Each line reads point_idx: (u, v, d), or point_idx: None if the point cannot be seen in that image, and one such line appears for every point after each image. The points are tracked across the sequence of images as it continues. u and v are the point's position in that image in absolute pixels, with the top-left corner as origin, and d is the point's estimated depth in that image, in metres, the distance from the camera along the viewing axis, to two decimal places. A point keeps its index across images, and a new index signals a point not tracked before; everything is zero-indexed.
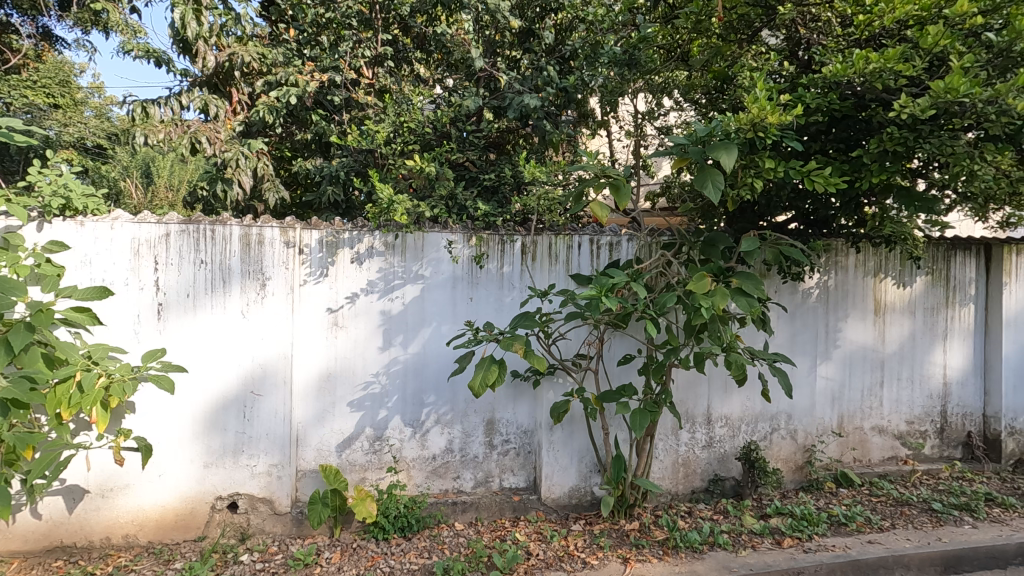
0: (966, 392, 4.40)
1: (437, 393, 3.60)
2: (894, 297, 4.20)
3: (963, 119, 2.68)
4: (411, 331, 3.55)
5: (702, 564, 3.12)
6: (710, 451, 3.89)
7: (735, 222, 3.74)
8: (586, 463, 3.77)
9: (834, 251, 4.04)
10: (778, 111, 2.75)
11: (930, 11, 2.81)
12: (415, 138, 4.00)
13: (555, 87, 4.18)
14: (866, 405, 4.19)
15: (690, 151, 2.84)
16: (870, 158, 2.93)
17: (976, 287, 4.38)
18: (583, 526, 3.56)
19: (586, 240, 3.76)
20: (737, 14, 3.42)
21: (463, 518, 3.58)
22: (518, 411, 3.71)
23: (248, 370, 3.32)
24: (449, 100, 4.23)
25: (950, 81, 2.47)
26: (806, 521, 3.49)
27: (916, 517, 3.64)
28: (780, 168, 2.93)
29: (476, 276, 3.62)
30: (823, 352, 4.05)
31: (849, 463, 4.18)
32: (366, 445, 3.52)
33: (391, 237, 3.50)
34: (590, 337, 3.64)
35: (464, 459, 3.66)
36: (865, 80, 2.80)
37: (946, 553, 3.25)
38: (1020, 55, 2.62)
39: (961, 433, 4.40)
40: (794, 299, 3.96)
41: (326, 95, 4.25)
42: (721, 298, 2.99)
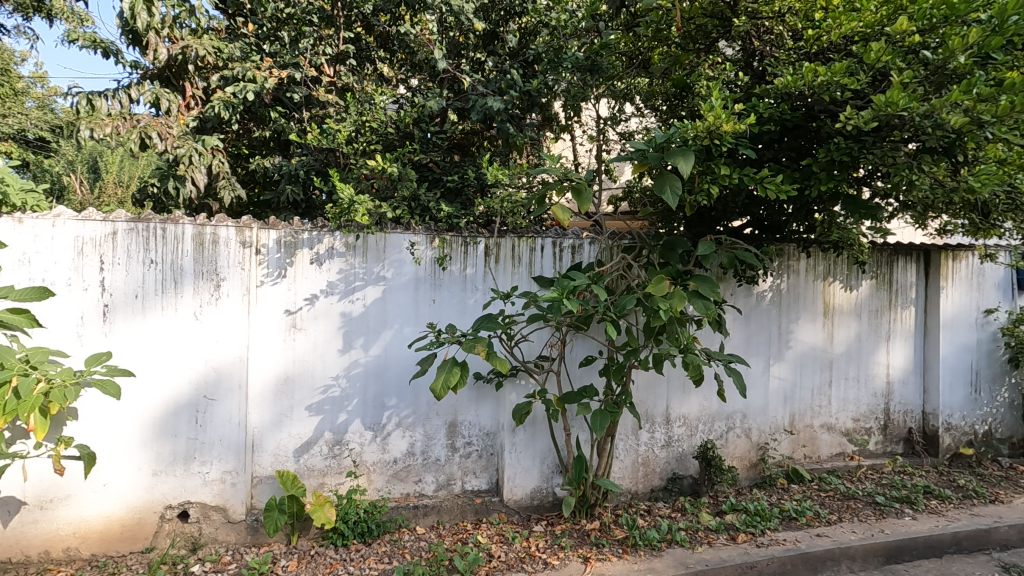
0: (908, 391, 4.63)
1: (399, 395, 3.56)
2: (843, 300, 4.39)
3: (903, 132, 2.81)
4: (372, 333, 3.51)
5: (660, 561, 3.18)
6: (669, 451, 3.98)
7: (693, 226, 3.83)
8: (548, 464, 3.81)
9: (787, 256, 4.20)
10: (733, 119, 2.82)
11: (872, 28, 2.96)
12: (377, 137, 3.95)
13: (518, 89, 4.15)
14: (816, 404, 4.36)
15: (649, 158, 2.94)
16: (819, 167, 3.07)
17: (916, 291, 4.62)
18: (544, 527, 3.58)
19: (548, 242, 3.79)
20: (695, 24, 3.51)
21: (424, 522, 3.55)
22: (481, 413, 3.71)
23: (201, 374, 3.21)
24: (413, 100, 4.21)
25: (891, 95, 2.60)
26: (758, 517, 3.61)
27: (861, 510, 3.80)
28: (734, 175, 3.03)
29: (439, 278, 3.60)
30: (776, 352, 4.19)
31: (801, 460, 4.33)
32: (324, 449, 3.45)
33: (351, 237, 3.45)
34: (552, 339, 3.66)
35: (425, 462, 3.63)
36: (814, 92, 2.92)
37: (888, 545, 3.41)
38: (954, 72, 2.76)
39: (903, 429, 4.62)
40: (749, 302, 4.09)
41: (285, 92, 4.15)
42: (679, 301, 3.05)
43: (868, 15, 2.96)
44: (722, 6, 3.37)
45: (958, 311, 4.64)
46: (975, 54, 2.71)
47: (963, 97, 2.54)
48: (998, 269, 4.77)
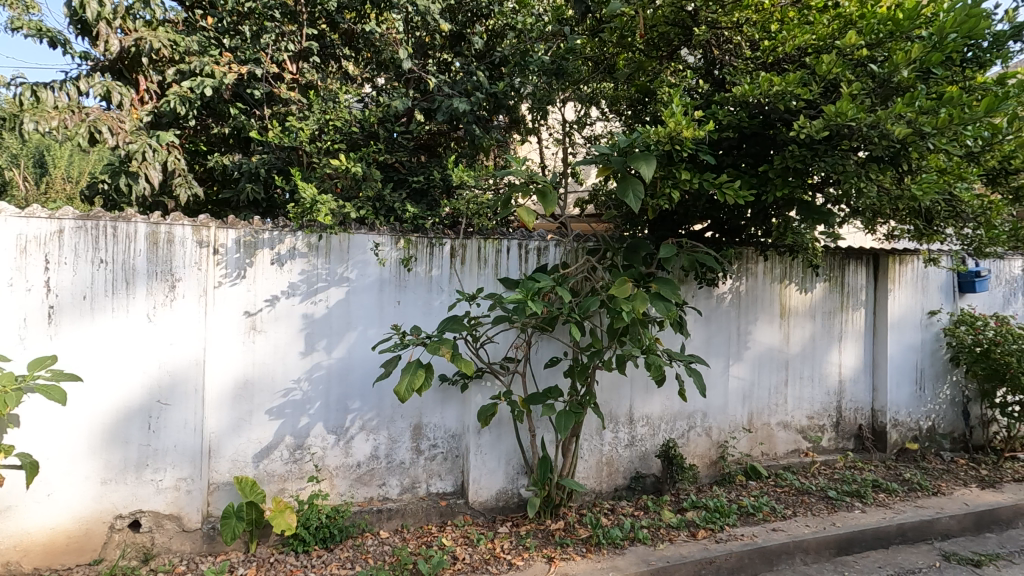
0: (858, 389, 4.83)
1: (362, 398, 3.52)
2: (798, 302, 4.55)
3: (852, 141, 2.92)
4: (335, 335, 3.45)
5: (623, 559, 3.23)
6: (632, 450, 4.04)
7: (656, 229, 3.90)
8: (513, 465, 3.82)
9: (746, 259, 4.32)
10: (692, 125, 2.89)
11: (825, 41, 3.11)
12: (341, 137, 3.91)
13: (484, 91, 4.13)
14: (773, 402, 4.50)
15: (613, 161, 3.00)
16: (774, 173, 3.18)
17: (866, 293, 4.83)
18: (509, 528, 3.59)
19: (514, 244, 3.81)
20: (657, 32, 3.58)
21: (388, 526, 3.51)
22: (446, 415, 3.69)
23: (154, 378, 3.10)
24: (378, 99, 4.18)
25: (840, 105, 2.71)
26: (718, 513, 3.71)
27: (814, 504, 3.95)
28: (695, 180, 3.11)
29: (404, 279, 3.57)
30: (735, 353, 4.32)
31: (758, 457, 4.47)
32: (285, 454, 3.38)
33: (314, 237, 3.39)
34: (517, 341, 3.68)
35: (389, 465, 3.59)
36: (770, 101, 3.02)
37: (839, 537, 3.54)
38: (898, 85, 2.88)
39: (854, 426, 4.82)
40: (709, 304, 4.20)
41: (245, 88, 4.04)
42: (642, 302, 3.10)
43: (821, 28, 3.11)
44: (683, 15, 3.45)
45: (904, 312, 4.87)
46: (918, 68, 2.83)
47: (906, 109, 2.67)
48: (941, 272, 5.03)
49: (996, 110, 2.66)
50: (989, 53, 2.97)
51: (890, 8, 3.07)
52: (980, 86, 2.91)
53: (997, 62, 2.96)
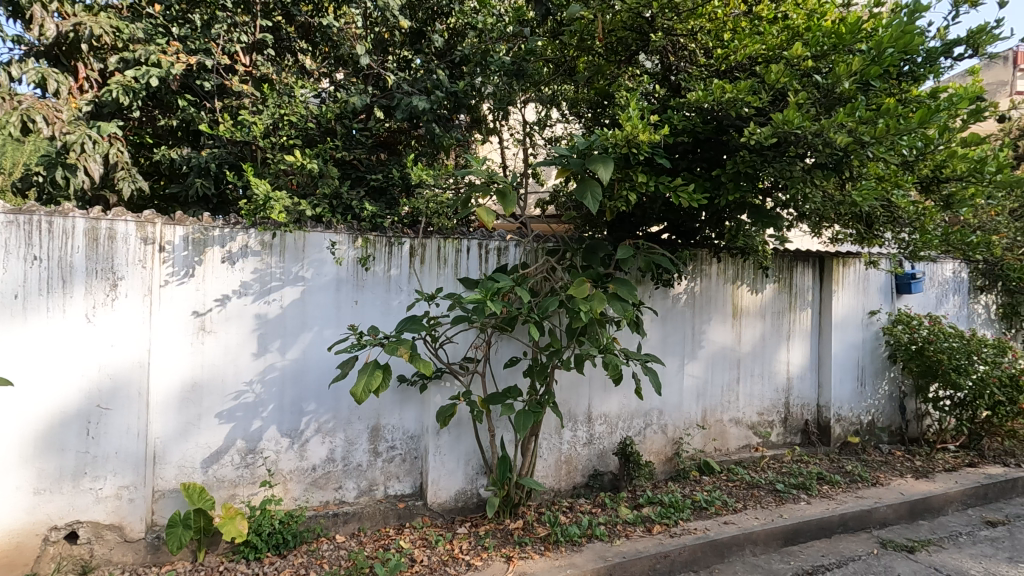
0: (805, 385, 5.04)
1: (318, 400, 3.44)
2: (749, 302, 4.71)
3: (799, 148, 3.04)
4: (290, 336, 3.37)
5: (580, 556, 3.27)
6: (590, 448, 4.10)
7: (615, 230, 3.98)
8: (473, 465, 3.82)
9: (701, 260, 4.44)
10: (648, 129, 2.95)
11: (774, 51, 3.23)
12: (297, 132, 3.81)
13: (444, 90, 4.07)
14: (726, 400, 4.64)
15: (571, 163, 3.04)
16: (726, 178, 3.30)
17: (812, 294, 5.04)
18: (468, 529, 3.58)
19: (474, 244, 3.80)
20: (616, 37, 3.65)
21: (344, 530, 3.45)
22: (405, 416, 3.65)
23: (93, 381, 2.94)
24: (335, 95, 4.10)
25: (787, 113, 2.82)
26: (673, 508, 3.80)
27: (763, 497, 4.10)
28: (651, 183, 3.18)
29: (362, 279, 3.52)
30: (690, 352, 4.43)
31: (711, 453, 4.60)
32: (236, 458, 3.27)
33: (268, 236, 3.29)
34: (477, 341, 3.68)
35: (346, 468, 3.52)
36: (722, 107, 3.11)
37: (786, 528, 3.68)
38: (840, 95, 3.01)
39: (801, 421, 5.03)
40: (665, 304, 4.30)
41: (194, 79, 3.88)
42: (599, 302, 3.15)
43: (770, 39, 3.23)
44: (640, 21, 3.51)
45: (847, 312, 5.12)
46: (859, 80, 2.97)
47: (847, 119, 2.79)
48: (880, 274, 5.30)
49: (929, 121, 2.82)
50: (923, 68, 3.14)
51: (835, 22, 3.21)
52: (915, 98, 3.08)
53: (930, 77, 3.14)
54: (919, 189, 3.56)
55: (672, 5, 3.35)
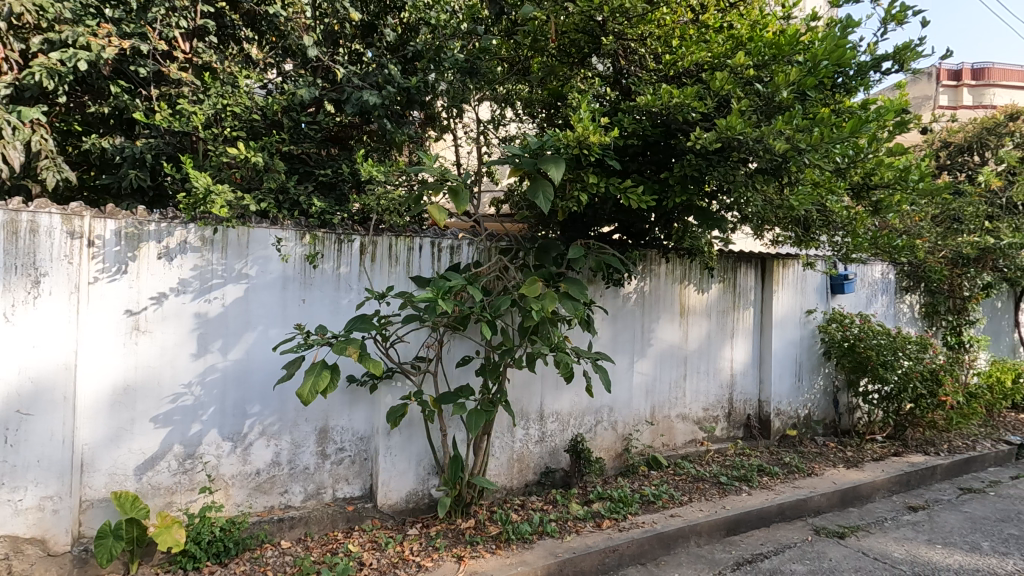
0: (747, 381, 5.25)
1: (263, 402, 3.33)
2: (695, 301, 4.86)
3: (741, 153, 3.17)
4: (232, 336, 3.24)
5: (531, 553, 3.29)
6: (542, 446, 4.14)
7: (567, 230, 4.02)
8: (424, 465, 3.78)
9: (650, 260, 4.55)
10: (598, 131, 2.99)
11: (719, 59, 3.34)
12: (241, 124, 3.66)
13: (397, 86, 4.00)
14: (673, 396, 4.78)
15: (523, 162, 3.04)
16: (674, 180, 3.39)
17: (754, 294, 5.26)
18: (419, 530, 3.55)
19: (427, 242, 3.77)
20: (568, 38, 3.70)
21: (290, 535, 3.35)
22: (355, 417, 3.58)
23: (12, 385, 2.74)
24: (282, 87, 3.97)
25: (729, 119, 2.92)
26: (621, 503, 3.88)
27: (707, 490, 4.25)
28: (602, 184, 3.24)
29: (309, 277, 3.42)
30: (639, 350, 4.54)
31: (659, 448, 4.73)
32: (173, 464, 3.12)
33: (209, 231, 3.16)
34: (429, 340, 3.65)
35: (292, 472, 3.42)
36: (670, 112, 3.21)
37: (728, 519, 3.82)
38: (779, 104, 3.15)
39: (743, 416, 5.24)
40: (616, 303, 4.39)
41: (128, 65, 3.66)
42: (551, 301, 3.17)
43: (715, 47, 3.34)
44: (592, 25, 3.55)
45: (786, 311, 5.36)
46: (796, 89, 3.11)
47: (785, 126, 2.92)
48: (817, 275, 5.58)
49: (859, 131, 2.98)
50: (855, 80, 3.31)
51: (776, 34, 3.34)
52: (847, 109, 3.26)
53: (861, 89, 3.32)
54: (850, 195, 3.73)
55: (623, 10, 3.39)
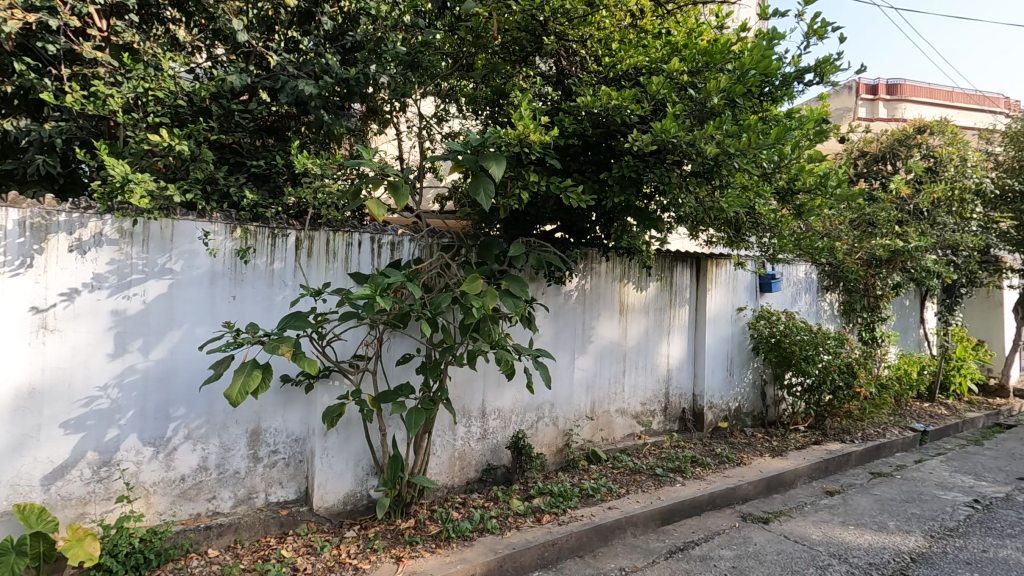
0: (683, 376, 5.46)
1: (188, 404, 3.15)
2: (634, 299, 5.00)
3: (675, 155, 3.29)
4: (154, 334, 3.05)
5: (471, 550, 3.28)
6: (484, 443, 4.15)
7: (509, 228, 4.05)
8: (363, 466, 3.71)
9: (591, 259, 4.65)
10: (539, 130, 3.02)
11: (656, 64, 3.46)
12: (164, 110, 3.45)
13: (335, 76, 3.88)
14: (612, 391, 4.90)
15: (465, 159, 3.02)
16: (613, 181, 3.48)
17: (689, 292, 5.47)
18: (357, 532, 3.47)
19: (366, 238, 3.70)
20: (511, 37, 3.71)
21: (217, 543, 3.19)
22: (289, 418, 3.45)
23: None
24: (211, 73, 3.78)
25: (664, 123, 3.02)
26: (561, 498, 3.94)
27: (644, 482, 4.39)
28: (542, 182, 3.28)
29: (240, 273, 3.27)
30: (580, 347, 4.63)
31: (599, 442, 4.83)
32: (87, 473, 2.90)
33: (128, 223, 2.96)
34: (367, 338, 3.58)
35: (221, 477, 3.26)
36: (608, 113, 3.29)
37: (662, 509, 3.96)
38: (711, 109, 3.28)
39: (678, 410, 5.44)
40: (557, 301, 4.46)
41: (34, 41, 3.35)
42: (492, 299, 3.17)
43: (653, 53, 3.45)
44: (534, 25, 3.58)
45: (719, 309, 5.60)
46: (726, 96, 3.24)
47: (715, 131, 3.05)
48: (746, 275, 5.87)
49: (783, 138, 3.15)
50: (780, 90, 3.46)
51: (709, 42, 3.45)
52: (774, 117, 3.42)
53: (786, 99, 3.47)
54: (776, 199, 3.93)
55: (564, 11, 3.44)
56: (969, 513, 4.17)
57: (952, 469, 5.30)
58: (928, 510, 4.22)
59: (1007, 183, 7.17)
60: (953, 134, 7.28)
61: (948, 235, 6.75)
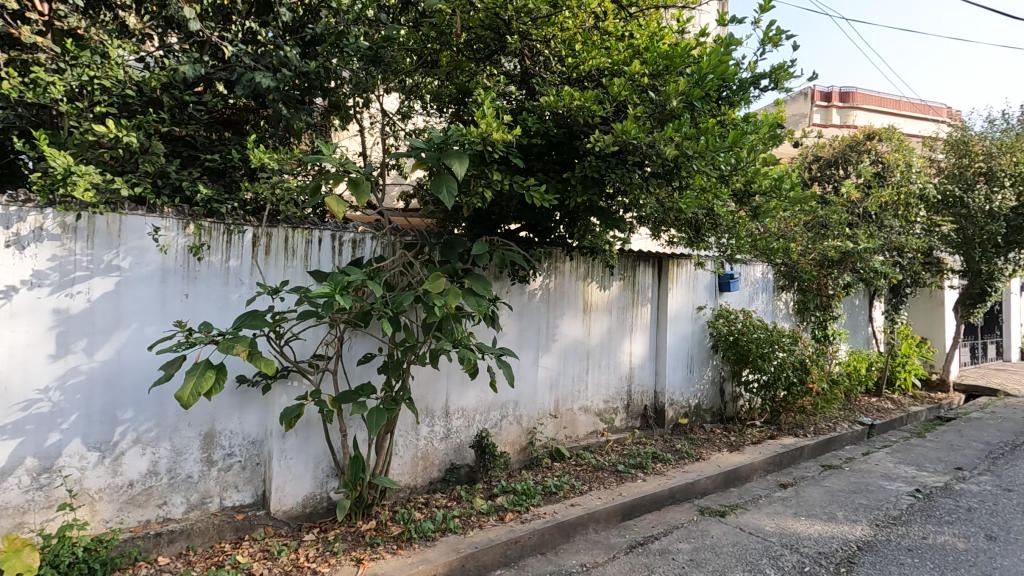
0: (645, 374, 5.56)
1: (137, 407, 3.03)
2: (598, 298, 5.06)
3: (636, 157, 3.34)
4: (100, 334, 2.92)
5: (434, 550, 3.26)
6: (447, 443, 4.13)
7: (473, 226, 4.04)
8: (322, 468, 3.64)
9: (555, 258, 4.68)
10: (502, 129, 3.03)
11: (618, 66, 3.53)
12: (111, 99, 3.29)
13: (293, 69, 3.79)
14: (576, 390, 4.95)
15: (427, 156, 2.99)
16: (576, 181, 3.50)
17: (651, 291, 5.57)
18: (316, 535, 3.40)
19: (326, 236, 3.63)
20: (474, 35, 3.71)
21: (168, 550, 3.07)
22: (245, 420, 3.36)
23: None
24: (163, 62, 3.63)
25: (625, 125, 3.07)
26: (525, 496, 3.96)
27: (606, 478, 4.45)
28: (505, 181, 3.29)
29: (193, 270, 3.16)
30: (544, 345, 4.65)
31: (563, 440, 4.88)
32: (26, 480, 2.76)
33: (71, 217, 2.83)
34: (328, 337, 3.51)
35: (172, 482, 3.14)
36: (571, 113, 3.31)
37: (623, 505, 4.02)
38: (670, 112, 3.34)
39: (640, 407, 5.53)
40: (522, 299, 4.47)
41: None
42: (454, 297, 3.16)
43: (616, 55, 3.52)
44: (497, 23, 3.57)
45: (680, 308, 5.72)
46: (685, 99, 3.30)
47: (674, 133, 3.11)
48: (706, 274, 6.01)
49: (740, 141, 3.24)
50: (737, 95, 3.54)
51: (670, 45, 3.52)
52: (731, 121, 3.50)
53: (743, 103, 3.57)
54: (734, 201, 4.04)
55: (527, 10, 3.46)
56: (912, 502, 4.39)
57: (897, 460, 5.56)
58: (874, 500, 4.42)
59: (948, 189, 7.55)
60: (899, 141, 7.63)
61: (894, 237, 7.07)
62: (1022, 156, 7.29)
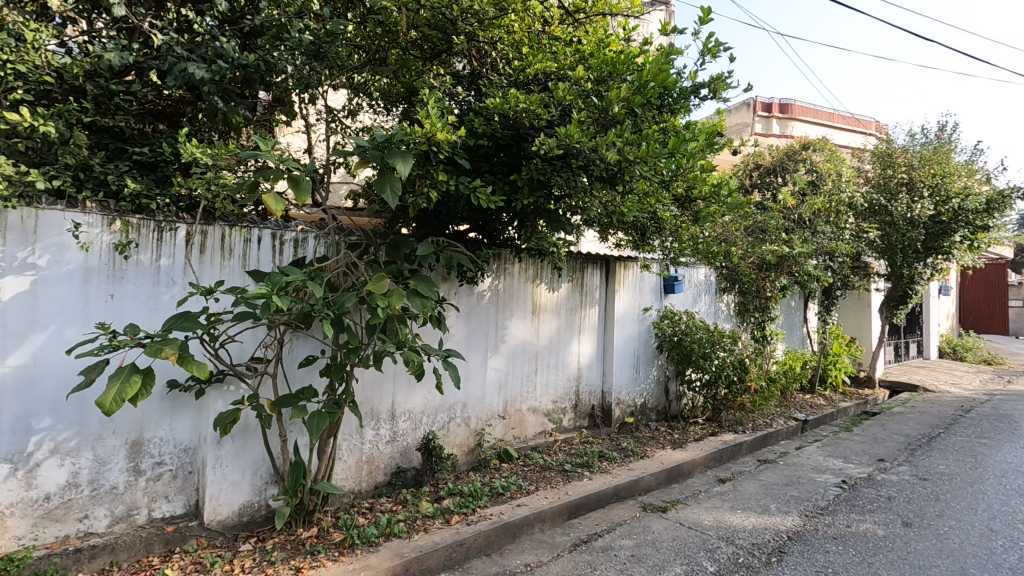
0: (593, 374, 5.65)
1: (55, 414, 2.83)
2: (547, 299, 5.11)
3: (580, 161, 3.39)
4: (12, 337, 2.72)
5: (376, 555, 3.20)
6: (393, 446, 4.06)
7: (421, 227, 4.01)
8: (261, 474, 3.51)
9: (504, 259, 4.70)
10: (446, 129, 3.00)
11: (563, 70, 3.59)
12: (26, 86, 3.08)
13: (231, 62, 3.64)
14: (525, 390, 4.98)
15: (370, 154, 2.94)
16: (522, 183, 3.52)
17: (599, 293, 5.67)
18: (253, 545, 3.27)
19: (266, 235, 3.50)
20: (422, 34, 3.69)
21: (90, 567, 2.90)
22: (176, 426, 3.20)
23: None
24: (87, 48, 3.43)
25: (568, 129, 3.13)
26: (471, 498, 3.95)
27: (553, 477, 4.49)
28: (450, 182, 3.28)
29: (119, 268, 2.99)
30: (493, 346, 4.66)
31: (511, 441, 4.89)
32: None
33: None
34: (267, 339, 3.39)
35: (94, 494, 2.95)
36: (518, 116, 3.33)
37: (569, 504, 4.07)
38: (613, 117, 3.41)
39: (588, 407, 5.62)
40: (470, 301, 4.47)
41: None
42: (398, 298, 3.11)
43: (562, 58, 3.60)
44: (444, 23, 3.56)
45: (627, 310, 5.85)
46: (627, 106, 3.38)
47: (616, 138, 3.17)
48: (652, 277, 6.18)
49: (680, 148, 3.33)
50: (678, 103, 3.66)
51: (615, 52, 3.61)
52: (672, 128, 3.61)
53: (684, 111, 3.66)
54: (676, 205, 4.18)
55: (473, 11, 3.47)
56: (838, 493, 4.64)
57: (826, 454, 5.87)
58: (805, 492, 4.65)
59: (874, 198, 8.07)
60: (831, 151, 8.09)
61: (826, 243, 7.45)
62: (939, 168, 7.85)
